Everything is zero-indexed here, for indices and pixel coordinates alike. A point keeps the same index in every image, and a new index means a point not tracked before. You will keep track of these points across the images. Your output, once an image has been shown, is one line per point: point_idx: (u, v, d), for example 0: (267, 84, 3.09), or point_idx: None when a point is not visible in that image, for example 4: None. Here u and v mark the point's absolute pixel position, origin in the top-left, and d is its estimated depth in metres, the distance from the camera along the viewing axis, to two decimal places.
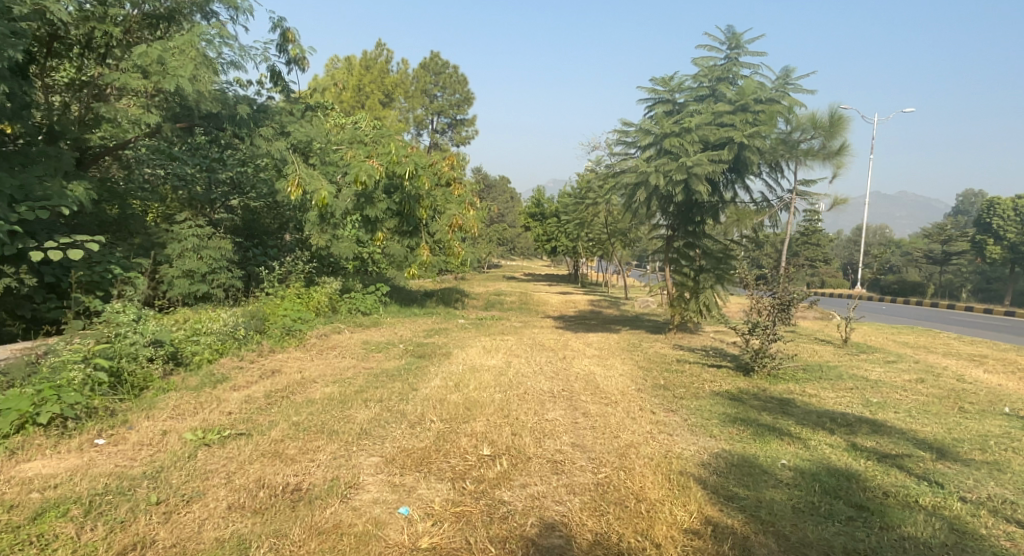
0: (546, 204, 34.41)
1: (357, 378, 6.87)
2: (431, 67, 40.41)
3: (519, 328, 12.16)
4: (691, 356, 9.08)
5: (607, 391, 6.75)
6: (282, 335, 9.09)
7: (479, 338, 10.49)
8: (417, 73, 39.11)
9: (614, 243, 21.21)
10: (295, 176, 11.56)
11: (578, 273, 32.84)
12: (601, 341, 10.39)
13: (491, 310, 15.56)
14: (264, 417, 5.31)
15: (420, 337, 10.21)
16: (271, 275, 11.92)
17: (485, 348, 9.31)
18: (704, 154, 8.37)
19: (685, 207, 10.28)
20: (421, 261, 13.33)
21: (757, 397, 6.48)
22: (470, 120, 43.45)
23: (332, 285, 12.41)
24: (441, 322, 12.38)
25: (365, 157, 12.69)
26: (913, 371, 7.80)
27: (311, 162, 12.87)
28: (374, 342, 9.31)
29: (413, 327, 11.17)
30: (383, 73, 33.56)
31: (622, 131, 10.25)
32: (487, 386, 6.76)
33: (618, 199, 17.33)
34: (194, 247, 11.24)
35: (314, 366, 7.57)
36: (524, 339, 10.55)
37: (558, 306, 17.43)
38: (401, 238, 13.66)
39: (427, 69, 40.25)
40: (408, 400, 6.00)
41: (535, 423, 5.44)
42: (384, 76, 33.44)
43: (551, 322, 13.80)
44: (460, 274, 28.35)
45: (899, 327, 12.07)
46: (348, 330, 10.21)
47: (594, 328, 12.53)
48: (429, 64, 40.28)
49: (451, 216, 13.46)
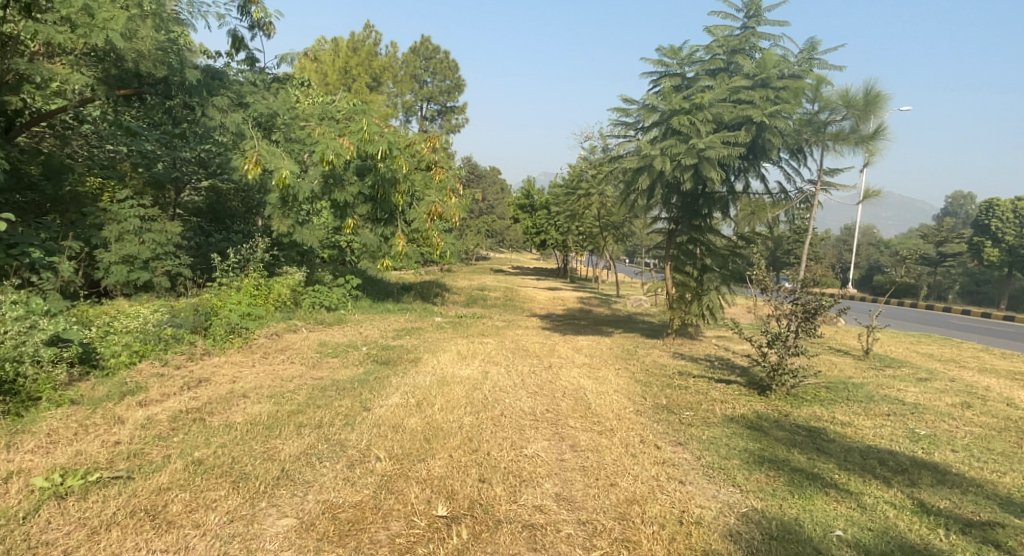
0: (536, 195, 33.14)
1: (299, 393, 5.65)
2: (421, 53, 38.95)
3: (502, 328, 10.98)
4: (694, 367, 7.96)
5: (601, 415, 5.59)
6: (225, 333, 7.84)
7: (456, 340, 9.30)
8: (406, 58, 37.67)
9: (607, 236, 20.04)
10: (253, 153, 10.25)
11: (567, 268, 31.74)
12: (593, 347, 9.24)
13: (472, 306, 14.33)
14: (158, 451, 4.11)
15: (387, 339, 8.99)
16: (225, 263, 10.63)
17: (460, 354, 8.11)
18: (718, 135, 7.25)
19: (690, 199, 9.16)
20: (396, 252, 12.05)
21: (781, 426, 5.36)
22: (461, 108, 42.01)
23: (295, 276, 11.13)
24: (416, 320, 11.15)
25: (335, 135, 11.40)
26: (955, 394, 6.72)
27: (274, 139, 11.57)
28: (332, 344, 8.08)
29: (383, 326, 9.97)
30: (371, 56, 32.09)
31: (621, 109, 9.07)
32: (455, 405, 5.58)
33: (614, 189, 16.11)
34: (133, 230, 9.89)
35: (252, 374, 6.34)
36: (507, 342, 9.38)
37: (546, 303, 16.25)
38: (375, 226, 12.38)
39: (418, 54, 38.79)
40: (353, 425, 4.81)
41: (509, 462, 4.27)
42: (372, 59, 31.97)
43: (537, 321, 12.62)
44: (445, 266, 27.07)
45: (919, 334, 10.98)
46: (306, 329, 8.96)
47: (584, 330, 11.37)
48: (419, 48, 38.80)
49: (430, 203, 12.16)
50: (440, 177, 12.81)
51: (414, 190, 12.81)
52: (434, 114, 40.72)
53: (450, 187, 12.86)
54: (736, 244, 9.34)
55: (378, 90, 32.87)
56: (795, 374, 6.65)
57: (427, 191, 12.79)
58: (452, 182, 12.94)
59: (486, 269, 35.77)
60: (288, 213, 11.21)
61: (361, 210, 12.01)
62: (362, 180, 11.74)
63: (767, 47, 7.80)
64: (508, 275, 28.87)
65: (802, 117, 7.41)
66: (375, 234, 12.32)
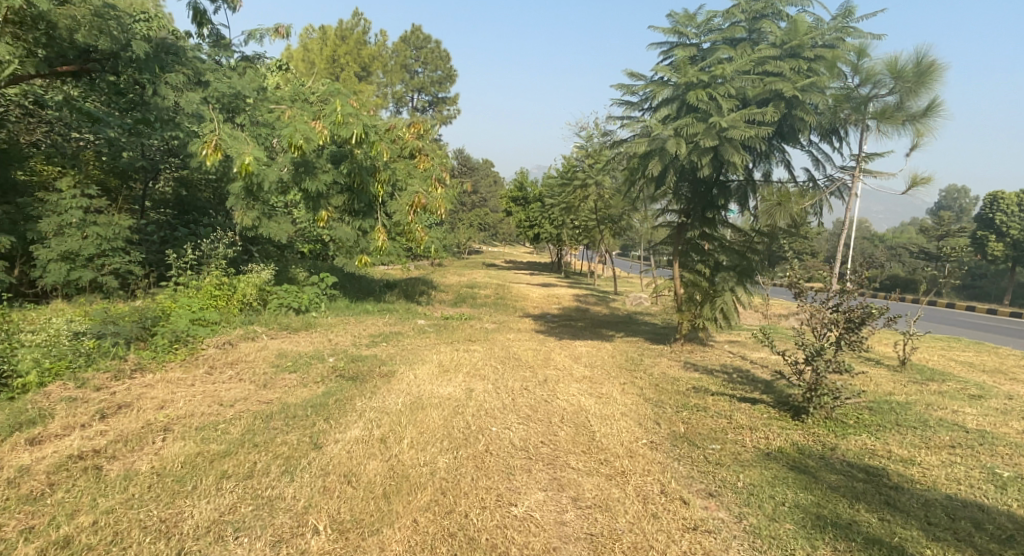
0: (530, 187, 32.12)
1: (237, 425, 4.58)
2: (412, 41, 37.67)
3: (492, 332, 9.93)
4: (710, 381, 6.94)
5: (609, 451, 4.55)
6: (169, 343, 6.76)
7: (439, 347, 8.26)
8: (397, 47, 36.41)
9: (603, 230, 19.04)
10: (211, 136, 9.11)
11: (562, 264, 30.68)
12: (594, 356, 8.21)
13: (460, 306, 13.27)
14: (19, 523, 3.05)
15: (361, 347, 7.93)
16: (182, 261, 9.51)
17: (442, 366, 7.06)
18: (742, 112, 6.25)
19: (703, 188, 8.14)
20: (375, 247, 10.94)
21: (831, 465, 4.37)
22: (453, 99, 40.84)
23: (262, 274, 10.02)
24: (396, 323, 10.08)
25: (306, 118, 10.27)
26: (1020, 416, 5.74)
27: (238, 122, 10.41)
28: (294, 355, 7.01)
29: (357, 331, 8.90)
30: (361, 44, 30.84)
31: (625, 86, 8.01)
32: (431, 439, 4.53)
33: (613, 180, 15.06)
34: (75, 223, 8.65)
35: (186, 396, 5.25)
36: (497, 350, 8.34)
37: (540, 302, 15.23)
38: (352, 219, 11.28)
39: (409, 43, 37.52)
40: (296, 472, 3.77)
41: (495, 533, 3.25)
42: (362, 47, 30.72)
43: (530, 323, 11.57)
44: (435, 260, 26.00)
45: (950, 338, 10.00)
46: (268, 335, 7.88)
47: (582, 334, 10.35)
48: (409, 37, 37.55)
49: (413, 193, 11.05)
50: (425, 165, 11.70)
51: (396, 179, 11.69)
52: (424, 105, 39.52)
53: (435, 176, 11.76)
54: (752, 239, 8.34)
55: (367, 80, 31.65)
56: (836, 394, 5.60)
57: (410, 180, 11.68)
58: (437, 171, 11.85)
59: (478, 263, 34.69)
60: (254, 204, 10.08)
61: (337, 201, 10.88)
62: (337, 168, 10.62)
63: (796, 13, 6.80)
64: (500, 271, 27.86)
65: (838, 93, 6.44)
66: (351, 228, 11.21)
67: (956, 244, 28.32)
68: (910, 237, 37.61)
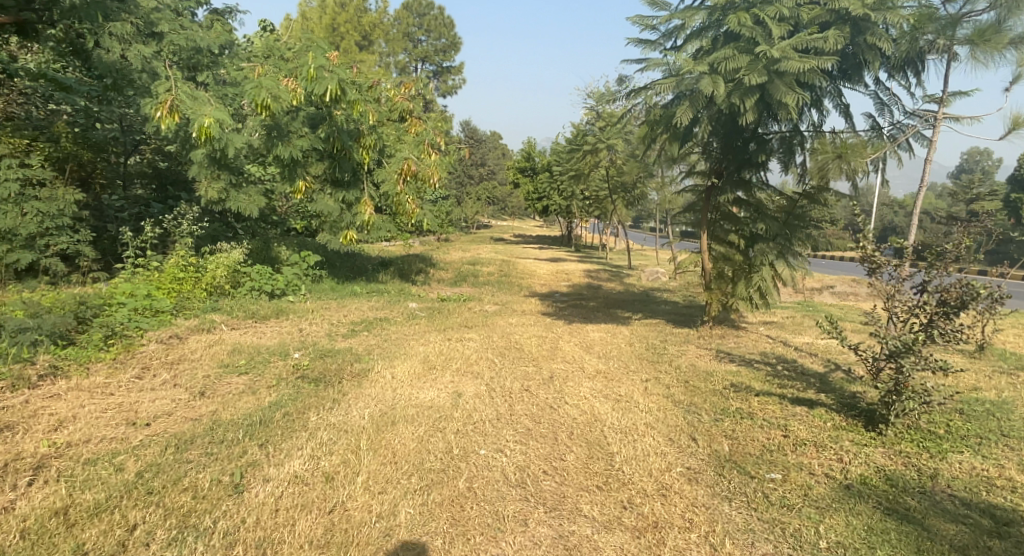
0: (538, 158, 30.61)
1: (140, 457, 3.44)
2: (414, 7, 35.84)
3: (492, 316, 8.78)
4: (751, 375, 5.75)
5: (637, 488, 3.41)
6: (102, 338, 5.65)
7: (430, 336, 7.11)
8: (399, 13, 34.68)
9: (616, 199, 17.70)
10: (166, 96, 7.90)
11: (572, 236, 29.40)
12: (611, 345, 7.03)
13: (460, 286, 12.10)
14: None
15: (337, 338, 6.79)
16: (138, 239, 8.35)
17: (429, 361, 5.91)
18: (796, 40, 5.04)
19: (738, 145, 6.90)
20: (361, 222, 9.74)
21: (939, 509, 3.21)
22: (457, 68, 39.13)
23: (233, 254, 8.91)
24: (384, 306, 8.94)
25: (277, 76, 9.00)
26: None
27: (201, 81, 9.17)
28: (253, 350, 5.89)
29: (339, 317, 7.81)
30: (361, 10, 29.18)
31: (643, 22, 6.71)
32: (394, 476, 3.37)
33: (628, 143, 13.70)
34: (12, 197, 7.34)
35: (94, 411, 4.13)
36: (497, 338, 7.19)
37: (548, 278, 14.02)
38: (334, 190, 9.90)
39: (410, 9, 35.73)
40: (199, 539, 2.70)
41: None
42: (361, 14, 29.08)
43: (537, 304, 10.40)
44: (440, 237, 24.79)
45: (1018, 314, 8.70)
46: (228, 326, 6.75)
47: (594, 315, 9.17)
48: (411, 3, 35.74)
49: (402, 160, 9.83)
50: (416, 128, 10.44)
51: (382, 145, 10.41)
52: (427, 74, 37.81)
53: (428, 141, 10.47)
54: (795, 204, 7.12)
55: (368, 49, 30.11)
56: (931, 400, 4.33)
57: (399, 146, 10.45)
58: (430, 136, 10.56)
59: (486, 238, 33.46)
60: (220, 172, 8.74)
61: (316, 169, 9.60)
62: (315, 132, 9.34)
63: None
64: (507, 245, 26.60)
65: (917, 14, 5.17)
66: (333, 200, 9.83)
67: (991, 208, 26.56)
68: (938, 200, 35.76)
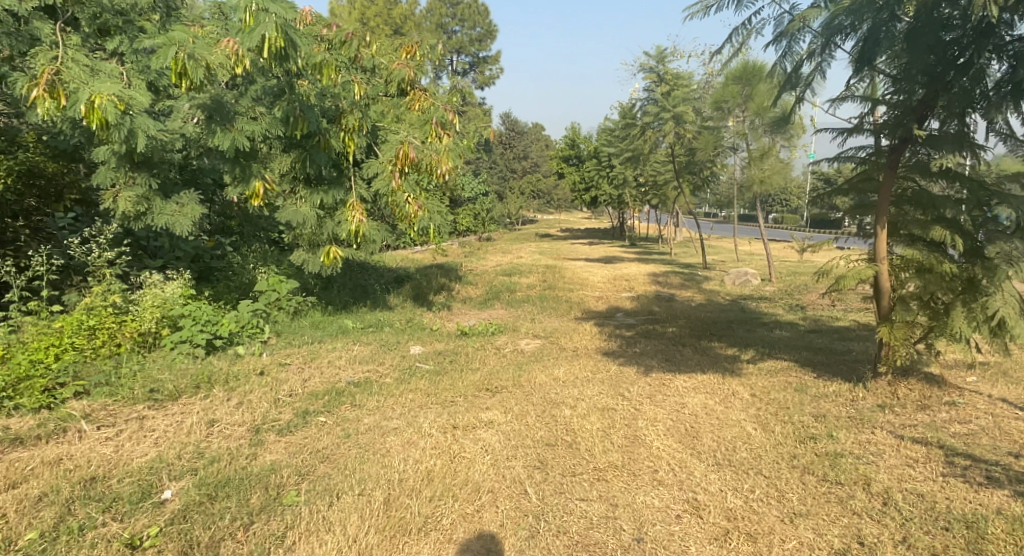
0: (583, 145, 27.53)
1: None
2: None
3: (530, 366, 5.95)
4: None
5: None
6: None
7: (423, 423, 4.36)
8: (430, 6, 32.26)
9: (682, 183, 14.53)
10: (38, 69, 5.37)
11: (625, 228, 26.28)
12: (738, 435, 4.06)
13: (490, 307, 9.34)
14: None
15: (268, 435, 4.11)
16: (26, 276, 5.91)
17: (400, 505, 3.15)
18: None
19: (950, 75, 3.82)
20: (347, 234, 7.10)
21: None
22: (494, 58, 36.49)
23: (168, 288, 6.39)
24: (375, 354, 6.25)
25: (216, 38, 6.35)
26: None
27: (114, 53, 6.58)
28: (88, 491, 3.24)
29: (297, 383, 5.17)
30: (389, 5, 27.22)
31: None
32: None
33: (723, 100, 11.03)
34: None
35: None
36: (534, 425, 4.36)
37: (603, 288, 11.12)
38: (309, 190, 7.18)
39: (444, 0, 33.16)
40: None
41: None
42: (391, 10, 27.04)
43: (592, 333, 7.54)
44: (479, 240, 22.24)
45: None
46: (94, 423, 4.13)
47: (681, 355, 6.21)
48: None
49: (398, 144, 7.12)
50: (420, 103, 7.72)
51: (373, 127, 7.68)
52: (463, 67, 35.30)
53: (435, 119, 7.70)
54: None
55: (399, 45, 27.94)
56: None
57: (397, 127, 7.74)
58: (439, 112, 7.78)
59: (531, 235, 30.71)
60: (136, 174, 6.09)
61: (280, 163, 6.88)
62: (273, 112, 6.61)
63: None
64: (553, 243, 23.70)
65: None
66: (308, 205, 7.06)
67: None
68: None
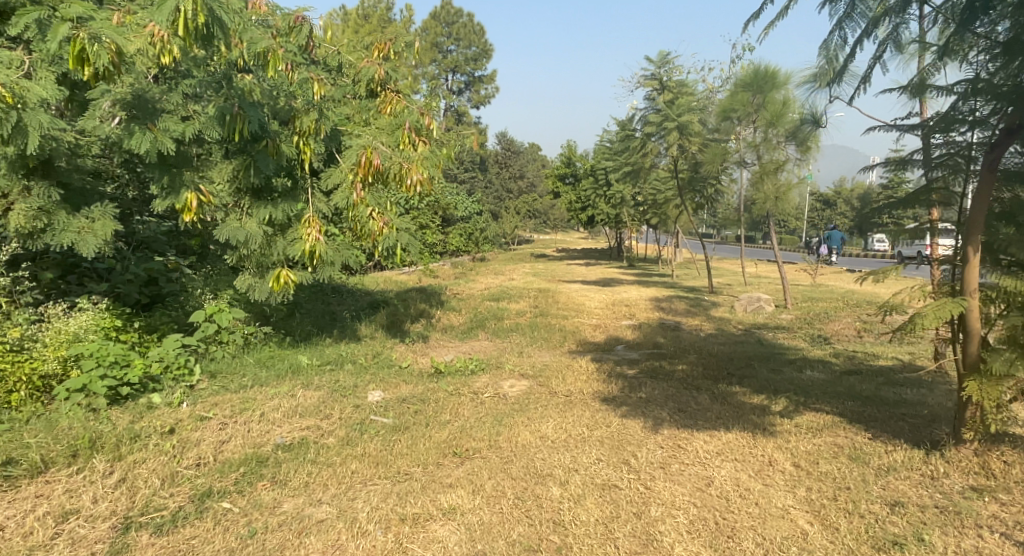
0: (580, 163, 26.65)
1: None
2: (442, 17, 32.76)
3: (512, 418, 4.82)
4: None
5: None
6: None
7: (360, 515, 3.21)
8: (425, 23, 31.65)
9: (686, 200, 13.54)
10: None
11: (622, 248, 25.29)
12: (788, 535, 2.94)
13: (472, 339, 8.21)
14: None
15: (142, 536, 2.98)
16: None
17: None
18: None
19: None
20: (300, 255, 6.01)
21: None
22: (490, 76, 35.85)
23: (75, 320, 5.26)
24: (324, 402, 5.12)
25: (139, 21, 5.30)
26: None
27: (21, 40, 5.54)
28: None
29: (211, 447, 4.02)
30: (382, 22, 26.55)
31: None
32: None
33: (732, 109, 10.11)
34: None
35: None
36: (512, 516, 3.22)
37: (601, 315, 10.02)
38: (256, 204, 6.10)
39: (439, 19, 32.61)
40: None
41: None
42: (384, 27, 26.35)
43: (588, 371, 6.41)
44: (469, 262, 21.18)
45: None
46: None
47: (697, 404, 5.09)
48: (440, 13, 32.61)
49: (362, 149, 6.07)
50: (391, 106, 6.72)
51: (336, 132, 6.65)
52: (458, 85, 34.61)
53: (409, 123, 6.67)
54: None
55: None
56: None
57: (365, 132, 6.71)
58: (413, 115, 6.76)
59: (525, 256, 29.69)
60: (34, 182, 5.00)
61: (219, 171, 5.81)
62: (208, 110, 5.57)
63: None
64: (548, 264, 22.67)
65: None
66: (252, 221, 5.96)
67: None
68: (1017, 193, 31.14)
